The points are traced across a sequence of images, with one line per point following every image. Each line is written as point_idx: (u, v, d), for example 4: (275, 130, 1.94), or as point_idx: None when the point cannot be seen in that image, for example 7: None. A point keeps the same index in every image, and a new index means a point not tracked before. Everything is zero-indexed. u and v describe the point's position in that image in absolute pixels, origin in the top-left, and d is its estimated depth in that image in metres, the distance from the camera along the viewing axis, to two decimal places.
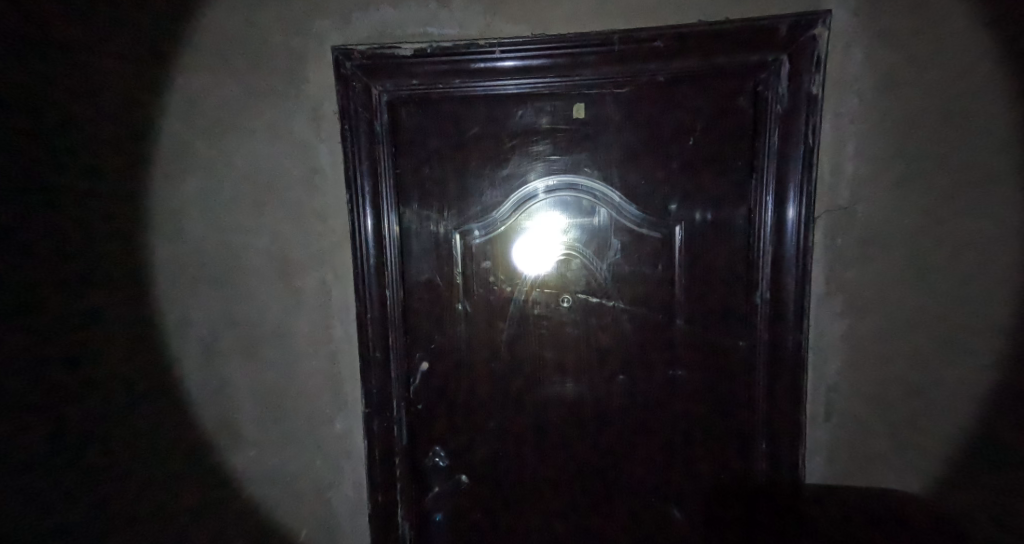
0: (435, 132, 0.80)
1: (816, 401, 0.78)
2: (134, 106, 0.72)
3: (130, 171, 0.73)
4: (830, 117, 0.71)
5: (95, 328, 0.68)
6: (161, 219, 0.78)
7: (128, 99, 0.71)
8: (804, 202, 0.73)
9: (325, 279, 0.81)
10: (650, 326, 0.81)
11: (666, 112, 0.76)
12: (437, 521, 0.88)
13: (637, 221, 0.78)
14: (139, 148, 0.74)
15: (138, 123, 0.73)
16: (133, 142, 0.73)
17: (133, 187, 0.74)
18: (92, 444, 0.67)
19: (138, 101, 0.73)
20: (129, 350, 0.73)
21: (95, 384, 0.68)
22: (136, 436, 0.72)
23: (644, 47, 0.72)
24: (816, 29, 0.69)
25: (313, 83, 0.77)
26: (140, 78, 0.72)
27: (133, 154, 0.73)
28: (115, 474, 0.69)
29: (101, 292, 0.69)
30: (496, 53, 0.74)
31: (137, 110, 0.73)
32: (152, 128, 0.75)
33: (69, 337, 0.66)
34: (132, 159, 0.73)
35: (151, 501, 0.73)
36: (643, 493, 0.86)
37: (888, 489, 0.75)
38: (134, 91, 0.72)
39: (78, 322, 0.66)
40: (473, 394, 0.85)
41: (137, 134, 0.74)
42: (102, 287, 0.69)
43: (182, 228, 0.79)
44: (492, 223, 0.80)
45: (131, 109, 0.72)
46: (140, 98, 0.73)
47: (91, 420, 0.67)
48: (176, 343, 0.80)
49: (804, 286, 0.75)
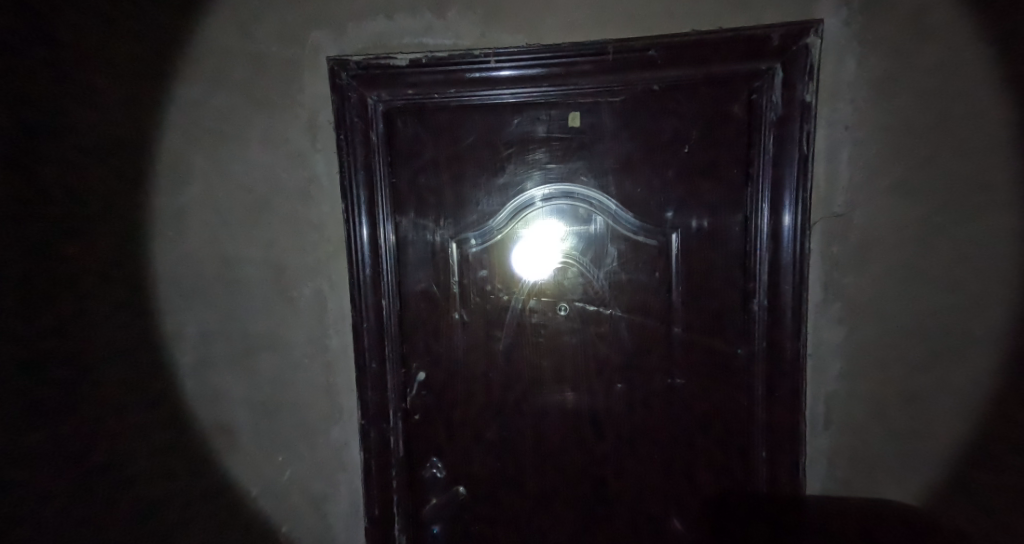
0: (431, 141, 0.80)
1: (817, 412, 0.77)
2: (134, 114, 0.74)
3: (130, 177, 0.74)
4: (824, 125, 0.71)
5: (97, 328, 0.70)
6: (164, 225, 0.79)
7: (129, 106, 0.73)
8: (801, 210, 0.72)
9: (319, 288, 0.81)
10: (648, 334, 0.80)
11: (662, 120, 0.75)
12: (434, 533, 0.87)
13: (634, 229, 0.78)
14: (140, 157, 0.75)
15: (139, 132, 0.75)
16: (134, 148, 0.74)
17: (135, 197, 0.75)
18: (95, 448, 0.68)
19: (139, 109, 0.74)
20: (124, 355, 0.73)
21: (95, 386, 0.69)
22: (132, 442, 0.73)
23: (637, 56, 0.72)
24: (809, 38, 0.69)
25: (309, 94, 0.78)
26: (140, 87, 0.74)
27: (134, 163, 0.75)
28: (116, 478, 0.70)
29: (104, 298, 0.71)
30: (491, 63, 0.74)
31: (137, 116, 0.74)
32: (154, 136, 0.77)
33: (67, 334, 0.66)
34: (132, 165, 0.74)
35: (154, 502, 0.74)
36: (644, 505, 0.84)
37: (889, 500, 0.75)
38: (135, 98, 0.73)
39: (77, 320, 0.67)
40: (470, 404, 0.84)
41: (137, 141, 0.75)
42: (101, 293, 0.70)
43: (184, 234, 0.79)
44: (489, 231, 0.80)
45: (131, 116, 0.73)
46: (140, 105, 0.74)
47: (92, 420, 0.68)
48: (177, 348, 0.81)
49: (803, 295, 0.74)
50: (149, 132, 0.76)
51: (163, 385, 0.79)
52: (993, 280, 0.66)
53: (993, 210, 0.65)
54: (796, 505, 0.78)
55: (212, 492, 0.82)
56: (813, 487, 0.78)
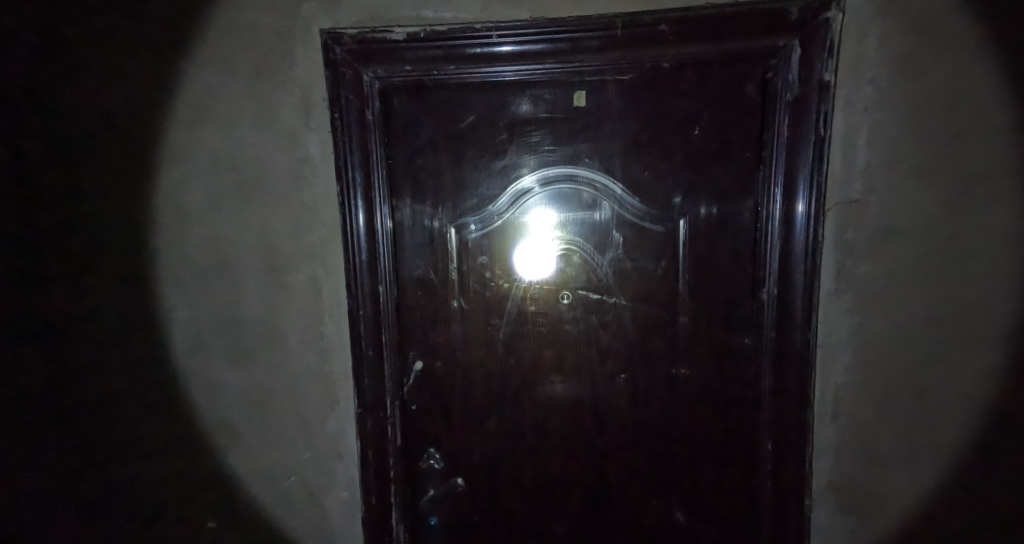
0: (430, 122, 0.76)
1: (826, 404, 0.74)
2: (133, 99, 0.72)
3: (131, 165, 0.73)
4: (842, 105, 0.68)
5: (109, 311, 0.73)
6: (165, 219, 0.75)
7: (130, 91, 0.72)
8: (815, 195, 0.69)
9: (315, 274, 0.79)
10: (651, 324, 0.78)
11: (671, 101, 0.72)
12: (432, 525, 0.86)
13: (639, 215, 0.75)
14: (142, 141, 0.73)
15: (140, 116, 0.72)
16: (136, 134, 0.73)
17: (134, 183, 0.73)
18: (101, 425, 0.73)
19: (139, 92, 0.72)
20: (130, 341, 0.74)
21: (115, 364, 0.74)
22: (143, 425, 0.76)
23: (647, 31, 0.68)
24: (830, 11, 0.65)
25: (301, 69, 0.74)
26: (142, 68, 0.72)
27: (136, 150, 0.73)
28: (130, 453, 0.75)
29: (116, 287, 0.73)
30: (493, 38, 0.71)
31: (140, 101, 0.72)
32: (154, 123, 0.73)
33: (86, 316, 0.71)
34: (131, 153, 0.73)
35: (163, 481, 0.78)
36: (644, 497, 0.83)
37: (895, 496, 0.73)
38: (137, 85, 0.72)
39: (95, 306, 0.72)
40: (469, 394, 0.82)
41: (137, 129, 0.73)
42: (111, 282, 0.73)
43: (186, 229, 0.76)
44: (488, 217, 0.77)
45: (132, 100, 0.72)
46: (139, 89, 0.72)
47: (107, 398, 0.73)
48: (178, 345, 0.78)
49: (814, 283, 0.71)
50: (150, 121, 0.73)
51: (158, 376, 0.77)
52: (1001, 271, 0.64)
53: (993, 200, 0.64)
54: (799, 498, 0.76)
55: (208, 483, 0.80)
56: (819, 480, 0.76)
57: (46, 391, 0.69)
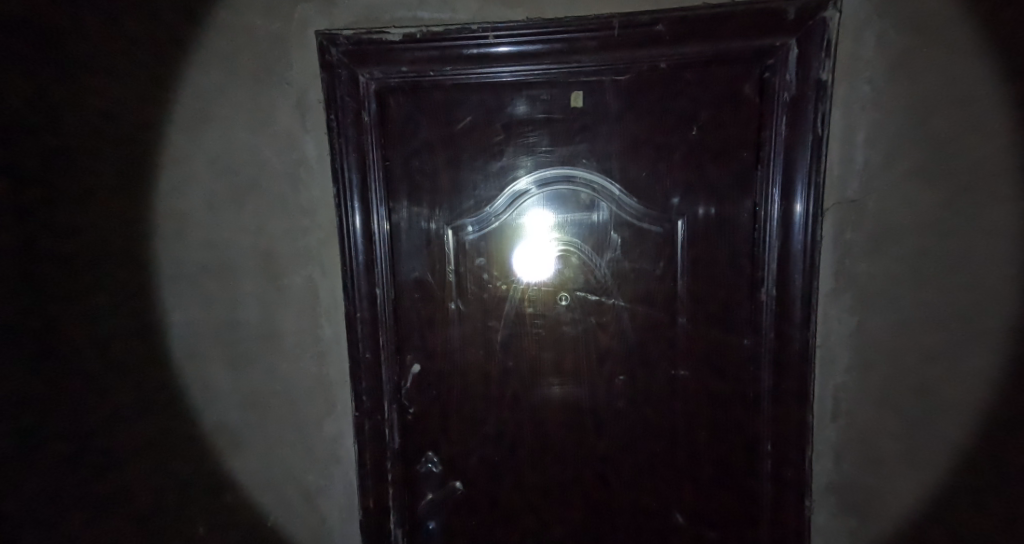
0: (427, 123, 0.76)
1: (825, 405, 0.74)
2: (129, 101, 0.70)
3: (127, 169, 0.71)
4: (840, 105, 0.67)
5: (107, 319, 0.71)
6: (164, 223, 0.76)
7: (126, 93, 0.70)
8: (812, 195, 0.69)
9: (312, 277, 0.78)
10: (650, 325, 0.77)
11: (667, 101, 0.72)
12: (430, 529, 0.86)
13: (638, 216, 0.75)
14: (140, 144, 0.72)
15: (136, 118, 0.71)
16: (132, 138, 0.71)
17: (133, 188, 0.72)
18: (98, 439, 0.70)
19: (135, 94, 0.70)
20: (127, 348, 0.73)
21: (115, 371, 0.72)
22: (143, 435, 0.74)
23: (644, 31, 0.68)
24: (827, 11, 0.65)
25: (297, 71, 0.74)
26: (138, 70, 0.70)
27: (132, 154, 0.71)
28: (128, 466, 0.73)
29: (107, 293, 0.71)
30: (490, 39, 0.71)
31: (138, 104, 0.71)
32: (151, 127, 0.73)
33: (83, 324, 0.69)
34: (127, 157, 0.71)
35: (163, 492, 0.75)
36: (643, 500, 0.82)
37: (895, 497, 0.72)
38: (133, 87, 0.70)
39: (92, 315, 0.70)
40: (467, 396, 0.82)
41: (133, 131, 0.71)
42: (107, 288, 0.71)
43: (185, 232, 0.76)
44: (486, 218, 0.77)
45: (128, 101, 0.70)
46: (136, 92, 0.70)
47: (104, 410, 0.71)
48: (178, 348, 0.78)
49: (813, 283, 0.71)
50: (148, 125, 0.72)
51: (156, 382, 0.76)
52: (1000, 270, 0.64)
53: (990, 198, 0.64)
54: (799, 499, 0.76)
55: (208, 488, 0.79)
56: (819, 481, 0.75)
57: (45, 405, 0.66)
